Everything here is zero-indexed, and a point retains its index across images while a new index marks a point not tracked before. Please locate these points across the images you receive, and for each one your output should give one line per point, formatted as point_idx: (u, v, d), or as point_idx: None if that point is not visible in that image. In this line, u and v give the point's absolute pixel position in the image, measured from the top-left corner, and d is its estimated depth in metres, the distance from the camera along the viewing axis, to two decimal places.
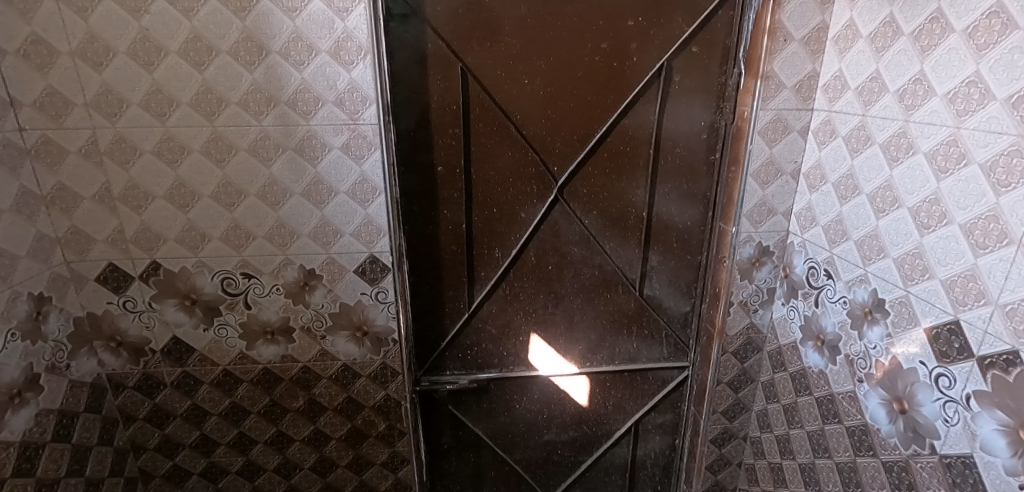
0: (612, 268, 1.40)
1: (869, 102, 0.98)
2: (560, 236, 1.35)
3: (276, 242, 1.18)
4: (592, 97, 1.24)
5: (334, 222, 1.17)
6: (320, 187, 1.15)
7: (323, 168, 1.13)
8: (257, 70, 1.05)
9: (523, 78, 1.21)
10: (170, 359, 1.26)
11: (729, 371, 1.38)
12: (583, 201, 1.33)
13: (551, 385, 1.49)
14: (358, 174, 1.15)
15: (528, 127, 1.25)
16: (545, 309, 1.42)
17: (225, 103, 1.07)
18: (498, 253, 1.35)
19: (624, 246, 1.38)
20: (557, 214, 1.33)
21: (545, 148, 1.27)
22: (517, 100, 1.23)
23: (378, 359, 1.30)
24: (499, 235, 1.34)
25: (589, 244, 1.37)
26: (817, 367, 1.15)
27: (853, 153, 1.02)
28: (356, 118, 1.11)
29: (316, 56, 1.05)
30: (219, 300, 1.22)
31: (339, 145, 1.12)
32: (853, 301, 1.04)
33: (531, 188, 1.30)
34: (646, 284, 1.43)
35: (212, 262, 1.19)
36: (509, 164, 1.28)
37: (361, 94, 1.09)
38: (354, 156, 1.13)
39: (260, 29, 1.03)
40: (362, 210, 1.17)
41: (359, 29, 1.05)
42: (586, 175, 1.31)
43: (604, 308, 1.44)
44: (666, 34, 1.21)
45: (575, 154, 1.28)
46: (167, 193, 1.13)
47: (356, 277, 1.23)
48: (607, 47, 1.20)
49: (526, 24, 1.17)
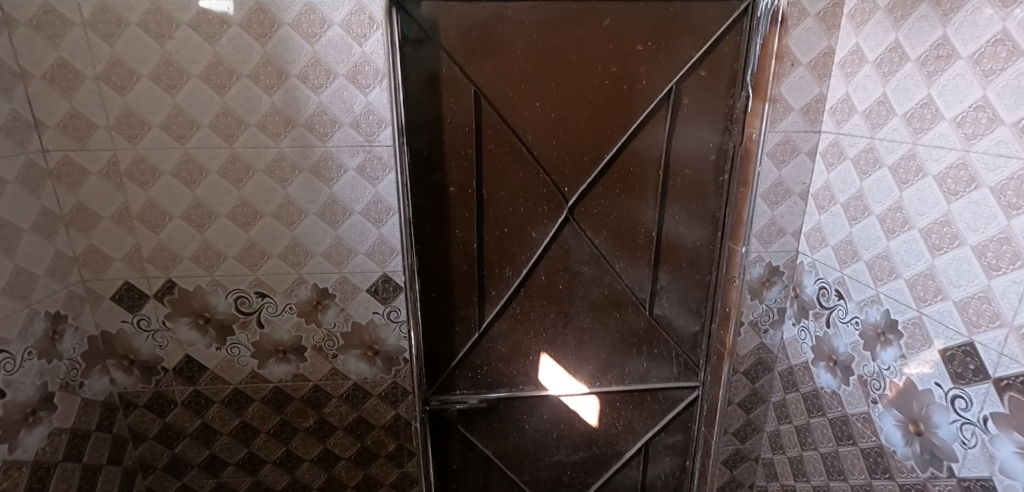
0: (622, 287, 1.40)
1: (876, 125, 1.00)
2: (571, 255, 1.36)
3: (291, 262, 1.19)
4: (603, 119, 1.26)
5: (349, 242, 1.19)
6: (335, 207, 1.16)
7: (338, 189, 1.15)
8: (277, 93, 1.08)
9: (534, 101, 1.23)
10: (182, 378, 1.26)
11: (741, 391, 1.38)
12: (593, 221, 1.34)
13: (561, 404, 1.49)
14: (372, 194, 1.16)
15: (539, 148, 1.27)
16: (555, 329, 1.42)
17: (244, 125, 1.09)
18: (509, 272, 1.36)
19: (634, 266, 1.39)
20: (568, 234, 1.34)
21: (556, 169, 1.29)
22: (529, 122, 1.25)
23: (389, 378, 1.30)
24: (510, 255, 1.35)
25: (599, 264, 1.38)
26: (829, 388, 1.15)
27: (862, 176, 1.03)
28: (372, 140, 1.13)
29: (333, 79, 1.08)
30: (231, 319, 1.23)
31: (354, 166, 1.14)
32: (866, 321, 1.05)
33: (542, 208, 1.32)
34: (656, 303, 1.43)
35: (226, 282, 1.20)
36: (520, 184, 1.29)
37: (377, 117, 1.11)
38: (368, 178, 1.15)
39: (280, 54, 1.05)
40: (376, 230, 1.19)
41: (376, 54, 1.07)
42: (596, 196, 1.32)
43: (614, 328, 1.44)
44: (675, 59, 1.23)
45: (585, 174, 1.30)
46: (184, 212, 1.14)
47: (369, 296, 1.23)
48: (617, 70, 1.23)
49: (537, 49, 1.20)
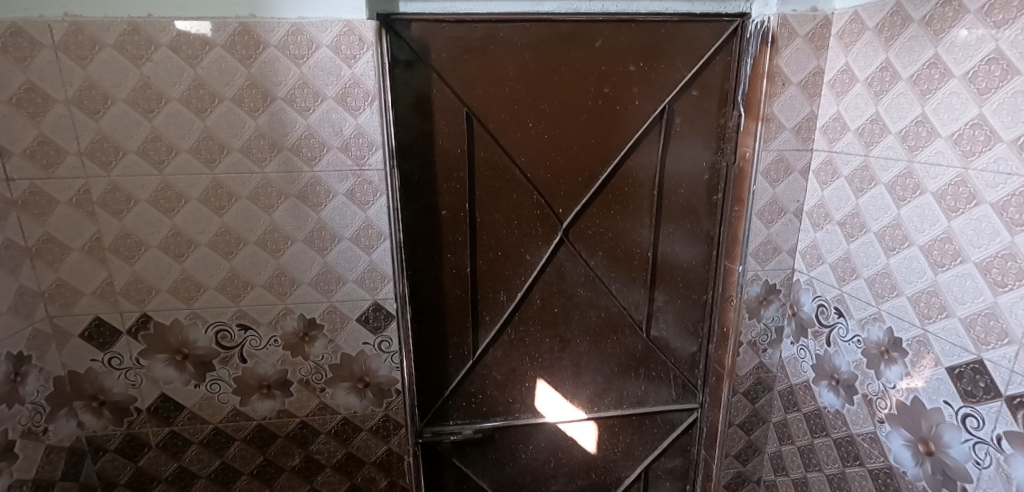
0: (618, 309, 1.36)
1: (870, 143, 1.00)
2: (566, 278, 1.33)
3: (276, 291, 1.13)
4: (596, 140, 1.25)
5: (337, 269, 1.14)
6: (323, 234, 1.11)
7: (326, 214, 1.10)
8: (262, 116, 1.03)
9: (528, 122, 1.22)
10: (158, 419, 1.19)
11: (741, 413, 1.35)
12: (588, 242, 1.31)
13: (558, 431, 1.44)
14: (362, 219, 1.11)
15: (533, 170, 1.25)
16: (551, 354, 1.38)
17: (227, 150, 1.04)
18: (503, 297, 1.32)
19: (630, 287, 1.35)
20: (562, 256, 1.31)
21: (550, 190, 1.27)
22: (522, 144, 1.23)
23: (380, 411, 1.24)
24: (503, 279, 1.31)
25: (595, 286, 1.34)
26: (832, 407, 1.15)
27: (857, 193, 1.04)
28: (362, 164, 1.09)
29: (323, 102, 1.04)
30: (212, 354, 1.16)
31: (344, 191, 1.09)
32: (868, 340, 1.04)
33: (537, 230, 1.29)
34: (653, 325, 1.39)
35: (206, 314, 1.13)
36: (513, 206, 1.26)
37: (369, 140, 1.07)
38: (358, 203, 1.10)
39: (265, 76, 1.01)
40: (366, 256, 1.14)
41: (367, 75, 1.04)
42: (591, 217, 1.30)
43: (612, 351, 1.40)
44: (666, 79, 1.23)
45: (580, 195, 1.28)
46: (161, 241, 1.08)
47: (359, 325, 1.18)
48: (609, 91, 1.22)
49: (530, 70, 1.18)
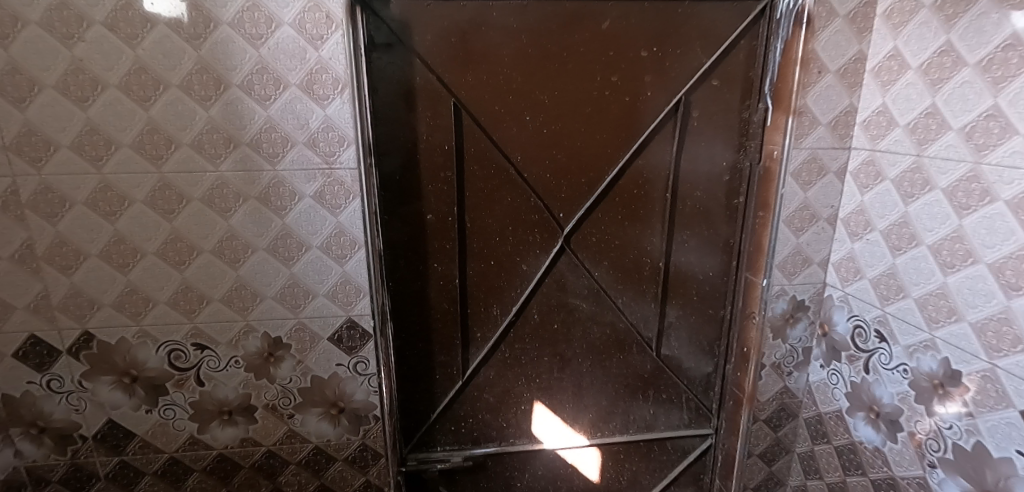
0: (625, 326, 1.22)
1: (924, 140, 0.85)
2: (567, 290, 1.18)
3: (236, 307, 1.00)
4: (602, 136, 1.10)
5: (305, 282, 0.99)
6: (288, 242, 0.97)
7: (291, 219, 0.96)
8: (214, 106, 0.89)
9: (524, 115, 1.07)
10: (106, 448, 1.05)
11: (761, 442, 1.21)
12: (592, 251, 1.17)
13: (557, 459, 1.29)
14: (333, 225, 0.97)
15: (530, 170, 1.10)
16: (549, 374, 1.24)
17: (175, 145, 0.90)
18: (496, 311, 1.18)
19: (639, 301, 1.21)
20: (563, 266, 1.17)
21: (549, 192, 1.12)
22: (518, 139, 1.08)
23: (356, 440, 1.10)
24: (497, 291, 1.17)
25: (598, 299, 1.19)
26: (871, 443, 1.01)
27: (907, 199, 0.88)
28: (332, 161, 0.94)
29: (285, 90, 0.89)
30: (165, 377, 1.02)
31: (311, 192, 0.95)
32: (918, 370, 0.90)
33: (534, 237, 1.14)
34: (664, 343, 1.24)
35: (156, 332, 1.00)
36: (507, 210, 1.12)
37: (339, 134, 0.93)
38: (328, 206, 0.96)
39: (217, 59, 0.87)
40: (338, 267, 0.99)
41: (336, 59, 0.89)
42: (596, 222, 1.15)
43: (617, 372, 1.25)
44: (683, 66, 1.07)
45: (583, 198, 1.13)
46: (103, 249, 0.94)
47: (331, 345, 1.04)
48: (618, 80, 1.07)
49: (527, 55, 1.04)
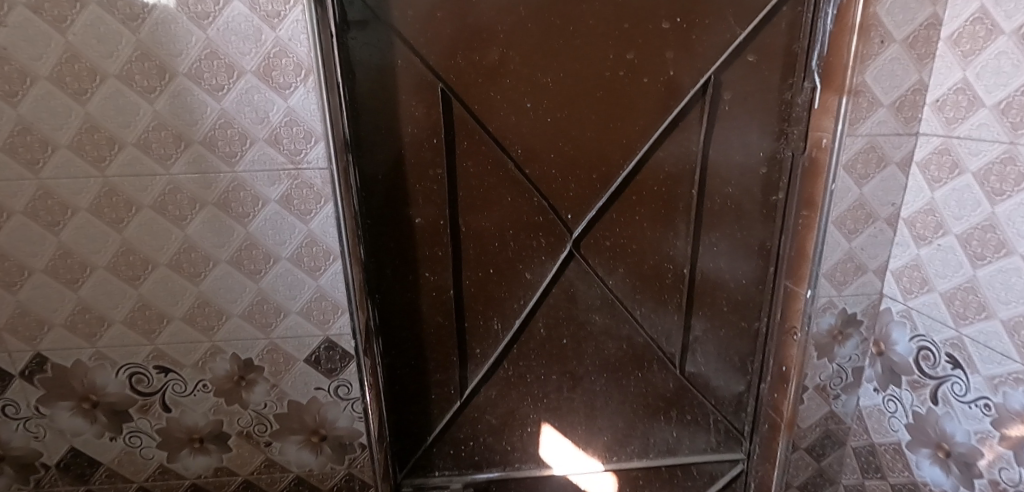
0: (644, 340, 1.07)
1: (1019, 125, 0.67)
2: (577, 301, 1.04)
3: (199, 326, 0.88)
4: (617, 124, 0.95)
5: (275, 298, 0.87)
6: (253, 253, 0.85)
7: (256, 227, 0.83)
8: (160, 99, 0.77)
9: (524, 102, 0.92)
10: (70, 476, 0.96)
11: (802, 473, 1.05)
12: (605, 256, 1.02)
13: (568, 485, 1.15)
14: (304, 234, 0.84)
15: (533, 165, 0.96)
16: (558, 394, 1.10)
17: (119, 145, 0.78)
18: (497, 325, 1.04)
19: (660, 312, 1.06)
20: (572, 273, 1.02)
21: (555, 191, 0.97)
22: (518, 130, 0.94)
23: (342, 469, 0.99)
24: (497, 302, 1.03)
25: (613, 311, 1.05)
26: (938, 486, 0.86)
27: (993, 199, 0.71)
28: (299, 161, 0.81)
29: (240, 78, 0.76)
30: (127, 402, 0.92)
31: (277, 197, 0.82)
32: (1004, 408, 0.74)
33: (539, 242, 1.00)
34: (689, 359, 1.09)
35: (115, 354, 0.89)
36: (507, 211, 0.98)
37: (305, 129, 0.80)
38: (298, 212, 0.83)
39: (159, 43, 0.74)
40: (312, 281, 0.87)
41: (297, 41, 0.76)
42: (610, 223, 1.00)
43: (636, 391, 1.11)
44: (713, 40, 0.91)
45: (595, 196, 0.98)
46: (48, 264, 0.83)
47: (308, 367, 0.92)
48: (634, 58, 0.91)
49: (526, 31, 0.88)
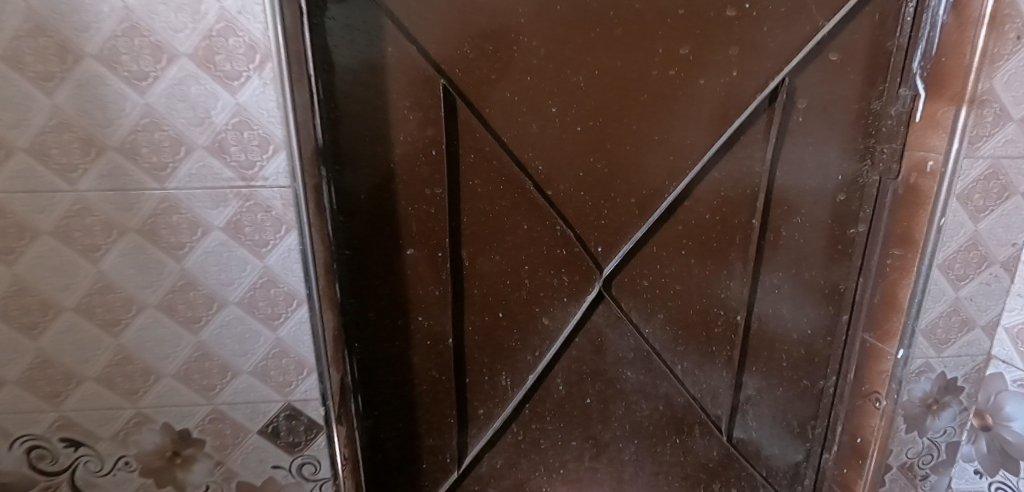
0: (685, 400, 0.87)
1: None
2: (606, 352, 0.84)
3: (120, 389, 0.67)
4: (662, 136, 0.76)
5: (220, 353, 0.67)
6: (190, 296, 0.64)
7: (193, 263, 0.63)
8: (61, 90, 0.56)
9: (548, 105, 0.73)
10: None
11: None
12: (641, 299, 0.82)
13: None
14: (258, 272, 0.64)
15: (557, 186, 0.77)
16: (578, 464, 0.89)
17: (5, 149, 0.57)
18: (506, 381, 0.84)
19: (706, 367, 0.86)
20: (600, 319, 0.82)
21: (583, 217, 0.78)
22: (538, 141, 0.74)
23: None
24: (506, 353, 0.83)
25: (649, 365, 0.85)
26: None
27: None
28: (251, 176, 0.61)
29: (171, 63, 0.56)
30: (25, 484, 0.69)
31: (222, 223, 0.62)
32: None
33: (560, 280, 0.80)
34: (738, 423, 0.90)
35: (7, 424, 0.66)
36: (522, 242, 0.78)
37: (260, 134, 0.59)
38: (250, 244, 0.63)
39: (59, 12, 0.54)
40: (269, 333, 0.67)
41: (249, 15, 0.56)
42: (649, 259, 0.81)
43: (673, 460, 0.91)
44: (788, 33, 0.72)
45: (631, 225, 0.79)
46: None
47: (264, 441, 0.71)
48: (688, 53, 0.72)
49: (553, 14, 0.69)
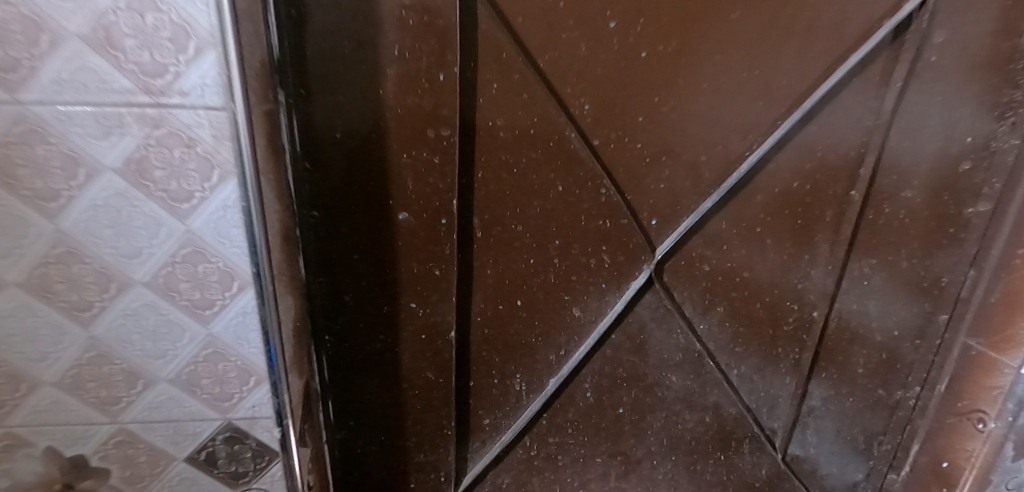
0: (737, 412, 0.71)
1: None
2: (649, 353, 0.66)
3: None
4: (755, 72, 0.55)
5: (124, 354, 0.45)
6: (74, 273, 0.40)
7: (74, 223, 0.39)
8: None
9: (607, 18, 0.52)
10: None
11: None
12: (699, 286, 0.65)
13: None
14: (178, 238, 0.41)
15: (607, 135, 0.57)
16: (601, 484, 0.73)
17: None
18: (521, 385, 0.66)
19: (767, 374, 0.71)
20: (646, 312, 0.64)
21: (636, 179, 0.59)
22: (588, 71, 0.54)
23: None
24: (524, 352, 0.64)
25: (700, 370, 0.68)
26: None
27: None
28: (165, 90, 0.36)
29: None
30: None
31: (117, 162, 0.38)
32: None
33: (601, 260, 0.61)
34: (793, 438, 0.75)
35: None
36: (556, 209, 0.58)
37: (170, 18, 0.34)
38: (165, 197, 0.39)
39: None
40: (197, 326, 0.45)
41: None
42: (714, 236, 0.63)
43: (714, 481, 0.75)
44: None
45: (698, 192, 0.60)
46: None
47: (195, 470, 0.51)
48: None
49: None
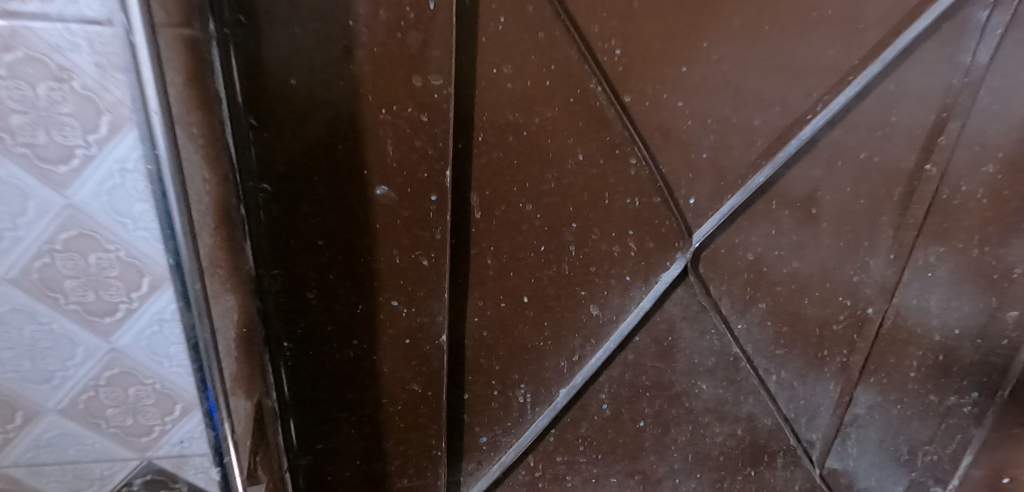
0: (774, 423, 0.61)
1: None
2: (677, 357, 0.56)
3: None
4: (829, 13, 0.45)
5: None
6: None
7: None
8: None
9: None
10: None
11: None
12: (737, 278, 0.55)
13: None
14: (54, 214, 0.27)
15: (641, 89, 0.46)
16: None
17: None
18: (525, 397, 0.55)
19: (810, 380, 0.61)
20: (676, 309, 0.54)
21: (674, 146, 0.48)
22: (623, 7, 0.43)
23: None
24: (531, 358, 0.53)
25: (734, 376, 0.58)
26: None
27: None
28: None
29: None
30: None
31: None
32: None
33: (627, 246, 0.50)
34: (833, 452, 0.65)
35: None
36: (574, 184, 0.47)
37: None
38: (26, 151, 0.25)
39: None
40: (95, 340, 0.31)
41: None
42: (757, 218, 0.53)
43: None
44: None
45: (745, 164, 0.50)
46: None
47: None
48: None
49: None
